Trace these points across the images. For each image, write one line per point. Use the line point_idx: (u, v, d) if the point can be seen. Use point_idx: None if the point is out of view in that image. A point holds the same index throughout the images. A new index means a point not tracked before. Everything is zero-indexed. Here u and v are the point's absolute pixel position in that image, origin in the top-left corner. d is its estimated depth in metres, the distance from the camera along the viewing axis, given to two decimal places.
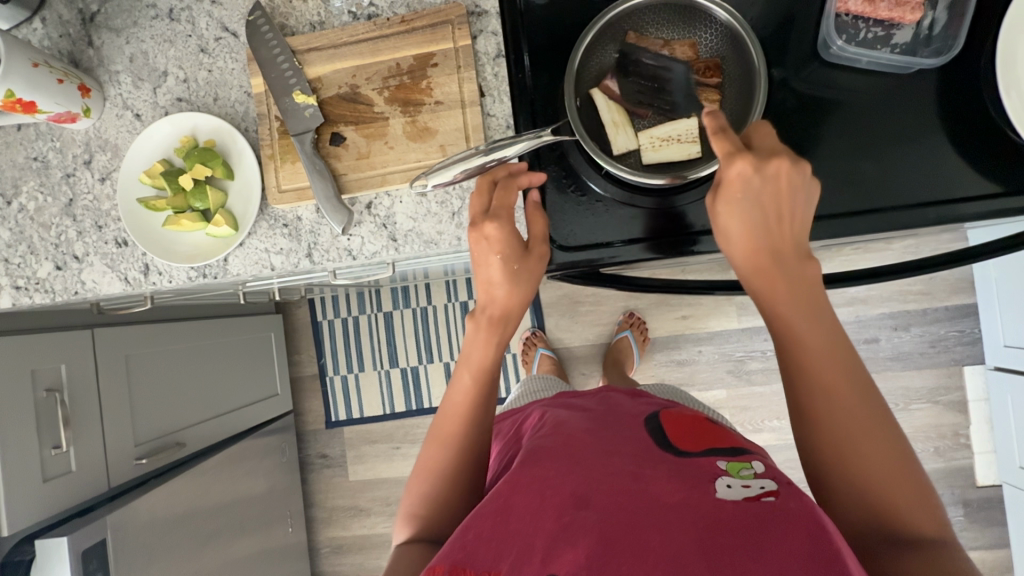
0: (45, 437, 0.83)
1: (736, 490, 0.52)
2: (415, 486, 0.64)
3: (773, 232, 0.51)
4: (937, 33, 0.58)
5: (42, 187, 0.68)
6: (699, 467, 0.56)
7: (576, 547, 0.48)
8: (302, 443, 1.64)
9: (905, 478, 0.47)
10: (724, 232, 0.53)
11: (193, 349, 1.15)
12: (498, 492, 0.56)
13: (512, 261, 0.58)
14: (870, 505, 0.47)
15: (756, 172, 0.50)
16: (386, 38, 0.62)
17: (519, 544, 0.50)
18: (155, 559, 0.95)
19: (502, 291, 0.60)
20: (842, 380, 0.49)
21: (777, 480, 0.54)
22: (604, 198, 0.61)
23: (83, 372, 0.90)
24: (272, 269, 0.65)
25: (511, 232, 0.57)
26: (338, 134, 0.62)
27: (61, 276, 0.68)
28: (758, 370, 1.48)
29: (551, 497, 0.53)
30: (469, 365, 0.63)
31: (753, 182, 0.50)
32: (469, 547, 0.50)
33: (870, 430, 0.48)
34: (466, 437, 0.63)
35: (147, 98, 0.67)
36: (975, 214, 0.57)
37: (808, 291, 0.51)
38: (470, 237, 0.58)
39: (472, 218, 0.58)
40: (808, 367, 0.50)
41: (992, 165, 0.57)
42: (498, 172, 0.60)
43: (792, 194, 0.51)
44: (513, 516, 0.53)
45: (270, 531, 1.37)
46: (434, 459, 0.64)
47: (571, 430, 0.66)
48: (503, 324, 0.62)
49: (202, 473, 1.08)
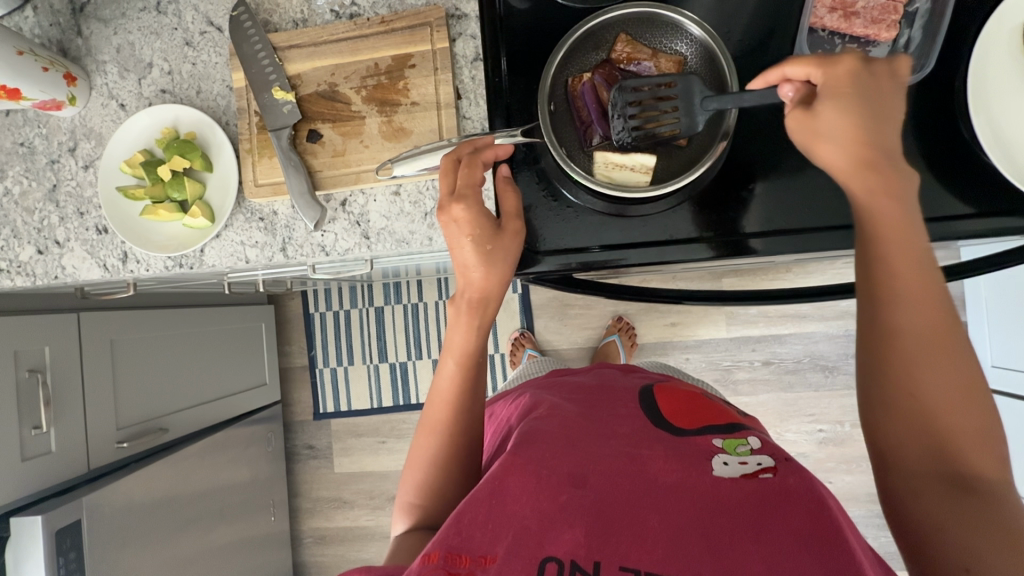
0: (26, 417, 0.84)
1: (733, 468, 0.54)
2: (408, 476, 0.64)
3: (881, 130, 0.47)
4: (911, 52, 0.57)
5: (28, 173, 0.69)
6: (695, 447, 0.57)
7: (573, 528, 0.49)
8: (290, 433, 1.66)
9: (990, 453, 0.44)
10: (822, 129, 0.48)
11: (179, 337, 1.16)
12: (492, 475, 0.53)
13: (485, 242, 0.56)
14: (943, 475, 0.44)
15: (863, 68, 0.47)
16: (366, 38, 0.63)
17: (516, 525, 0.50)
18: (133, 542, 0.97)
19: (478, 274, 0.57)
20: (937, 371, 0.45)
21: (774, 455, 0.56)
22: (575, 204, 0.62)
23: (67, 354, 0.91)
24: (247, 262, 0.66)
25: (480, 213, 0.55)
26: (315, 131, 0.63)
27: (42, 261, 0.69)
28: (744, 380, 1.48)
29: (547, 476, 0.53)
30: (452, 350, 0.62)
31: (858, 80, 0.47)
32: (464, 533, 0.49)
33: (971, 430, 0.44)
34: (452, 422, 0.63)
35: (132, 89, 0.68)
36: (950, 233, 0.57)
37: (931, 281, 0.46)
38: (440, 221, 0.57)
39: (439, 201, 0.56)
40: (909, 382, 0.45)
41: (964, 186, 0.57)
42: (462, 148, 0.57)
43: (893, 92, 0.48)
44: (508, 499, 0.51)
45: (251, 520, 1.38)
46: (424, 449, 0.64)
47: (565, 413, 0.63)
48: (482, 307, 0.59)
49: (187, 457, 1.10)
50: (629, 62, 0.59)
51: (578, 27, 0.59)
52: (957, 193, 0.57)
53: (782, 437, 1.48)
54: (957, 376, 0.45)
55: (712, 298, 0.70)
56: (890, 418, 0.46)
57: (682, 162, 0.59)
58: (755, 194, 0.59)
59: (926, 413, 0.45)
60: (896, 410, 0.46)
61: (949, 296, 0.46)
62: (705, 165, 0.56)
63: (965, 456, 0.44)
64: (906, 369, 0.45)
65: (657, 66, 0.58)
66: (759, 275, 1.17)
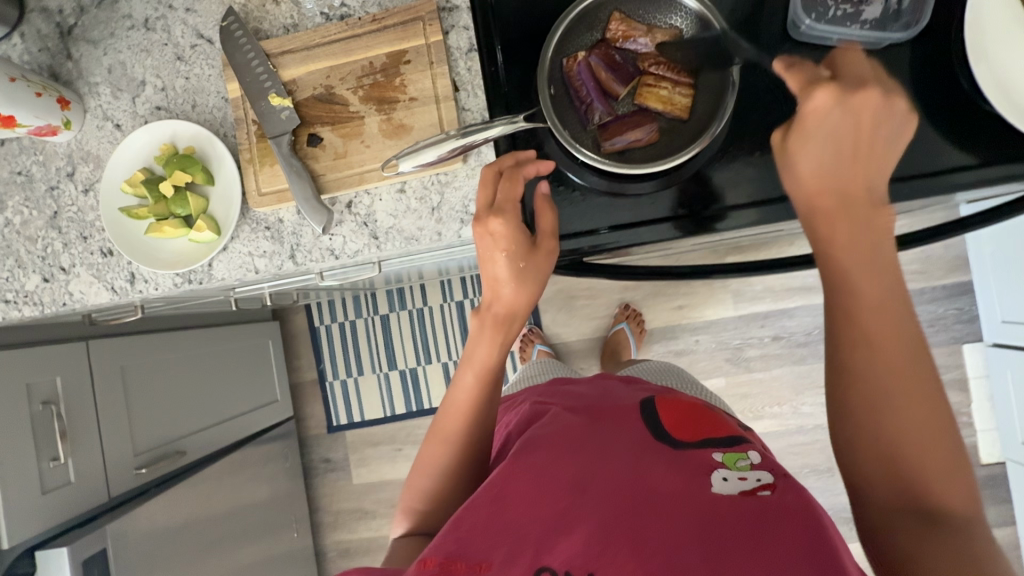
0: (43, 449, 0.84)
1: (731, 484, 0.53)
2: (414, 481, 0.65)
3: (844, 169, 0.47)
4: (905, 7, 0.57)
5: (27, 201, 0.69)
6: (696, 460, 0.57)
7: (571, 536, 0.49)
8: (306, 448, 1.65)
9: (958, 482, 0.42)
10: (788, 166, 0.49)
11: (189, 359, 1.16)
12: (491, 482, 0.54)
13: (519, 259, 0.55)
14: (913, 505, 0.43)
15: (838, 103, 0.46)
16: (359, 38, 0.62)
17: (514, 534, 0.50)
18: (159, 568, 0.96)
19: (508, 291, 0.57)
20: (900, 400, 0.43)
21: (774, 471, 0.56)
22: (582, 187, 0.61)
23: (79, 384, 0.91)
24: (256, 272, 0.66)
25: (516, 228, 0.55)
26: (315, 134, 0.62)
27: (49, 289, 0.68)
28: (756, 357, 1.48)
29: (546, 487, 0.54)
30: (473, 364, 0.62)
31: (830, 118, 0.46)
32: (463, 539, 0.50)
33: (931, 456, 0.43)
34: (463, 436, 0.63)
35: (126, 108, 0.68)
36: (958, 184, 0.57)
37: (885, 308, 0.45)
38: (475, 232, 0.56)
39: (478, 213, 0.55)
40: (870, 416, 0.44)
41: (969, 137, 0.57)
42: (504, 161, 0.57)
43: (872, 126, 0.47)
44: (507, 508, 0.52)
45: (274, 537, 1.37)
46: (434, 458, 0.64)
47: (566, 420, 0.63)
48: (508, 323, 0.59)
49: (205, 479, 1.09)
50: (625, 40, 0.59)
51: (570, 9, 0.59)
52: (961, 145, 0.57)
53: (798, 410, 1.47)
54: (915, 405, 0.43)
55: (725, 270, 0.70)
56: (858, 447, 0.45)
57: (687, 135, 0.59)
58: (762, 163, 0.58)
59: (892, 440, 0.43)
60: (865, 440, 0.44)
61: (902, 323, 0.45)
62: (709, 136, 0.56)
63: (933, 486, 0.42)
64: (871, 390, 0.44)
65: (653, 41, 0.58)
66: (765, 250, 1.17)
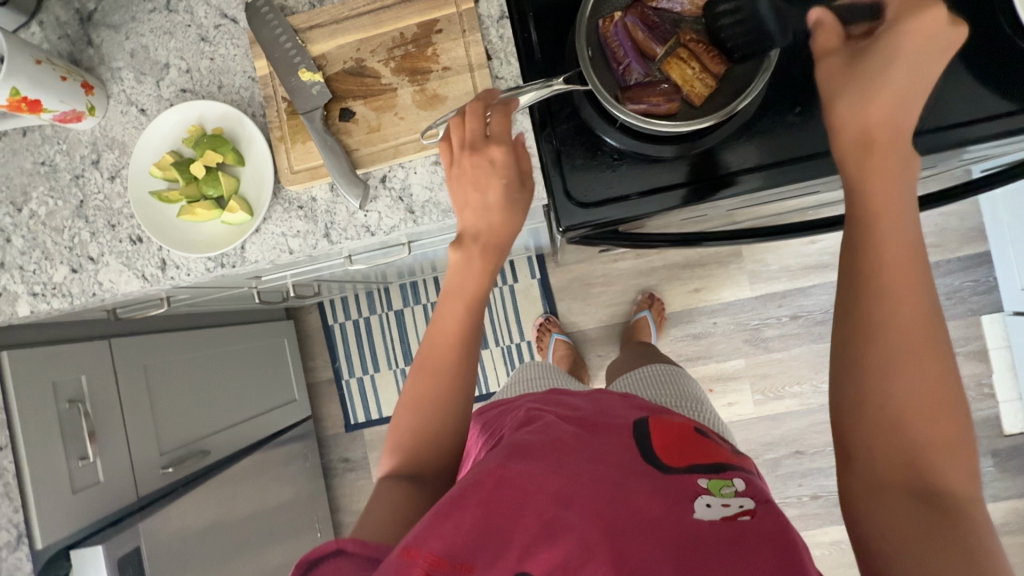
0: (71, 449, 0.82)
1: (714, 511, 0.48)
2: (399, 417, 0.58)
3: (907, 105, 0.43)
4: None
5: (52, 191, 0.68)
6: (681, 482, 0.52)
7: (553, 550, 0.45)
8: (324, 448, 1.63)
9: (963, 464, 0.38)
10: (863, 86, 0.44)
11: (209, 357, 1.14)
12: (479, 476, 0.49)
13: (513, 189, 0.55)
14: (915, 489, 0.38)
15: (936, 31, 0.42)
16: (387, 9, 0.61)
17: (496, 540, 0.45)
18: (189, 569, 0.94)
19: (498, 218, 0.56)
20: (912, 350, 0.39)
21: (755, 497, 0.51)
22: (622, 153, 0.60)
23: (104, 383, 0.89)
24: (290, 253, 0.64)
25: (512, 159, 0.55)
26: (347, 108, 0.61)
27: (77, 279, 0.67)
28: (775, 337, 1.48)
29: (535, 494, 0.48)
30: (463, 295, 0.58)
31: (920, 47, 0.43)
32: (448, 536, 0.44)
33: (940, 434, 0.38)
34: (459, 363, 0.59)
35: (150, 92, 0.67)
36: (1003, 131, 0.56)
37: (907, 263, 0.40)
38: (468, 159, 0.55)
39: (474, 141, 0.54)
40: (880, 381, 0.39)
41: (1011, 82, 0.56)
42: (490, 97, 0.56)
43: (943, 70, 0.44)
44: (495, 510, 0.47)
45: (298, 538, 1.35)
46: (424, 390, 0.58)
47: (558, 427, 0.58)
48: (495, 252, 0.58)
49: (229, 479, 1.07)
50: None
51: None
52: (1003, 90, 0.56)
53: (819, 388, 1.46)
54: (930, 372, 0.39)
55: (761, 236, 0.69)
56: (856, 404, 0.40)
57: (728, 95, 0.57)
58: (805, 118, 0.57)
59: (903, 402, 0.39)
60: (869, 390, 0.40)
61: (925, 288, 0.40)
62: (756, 90, 0.54)
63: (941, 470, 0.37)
64: (888, 340, 0.39)
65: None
66: None
